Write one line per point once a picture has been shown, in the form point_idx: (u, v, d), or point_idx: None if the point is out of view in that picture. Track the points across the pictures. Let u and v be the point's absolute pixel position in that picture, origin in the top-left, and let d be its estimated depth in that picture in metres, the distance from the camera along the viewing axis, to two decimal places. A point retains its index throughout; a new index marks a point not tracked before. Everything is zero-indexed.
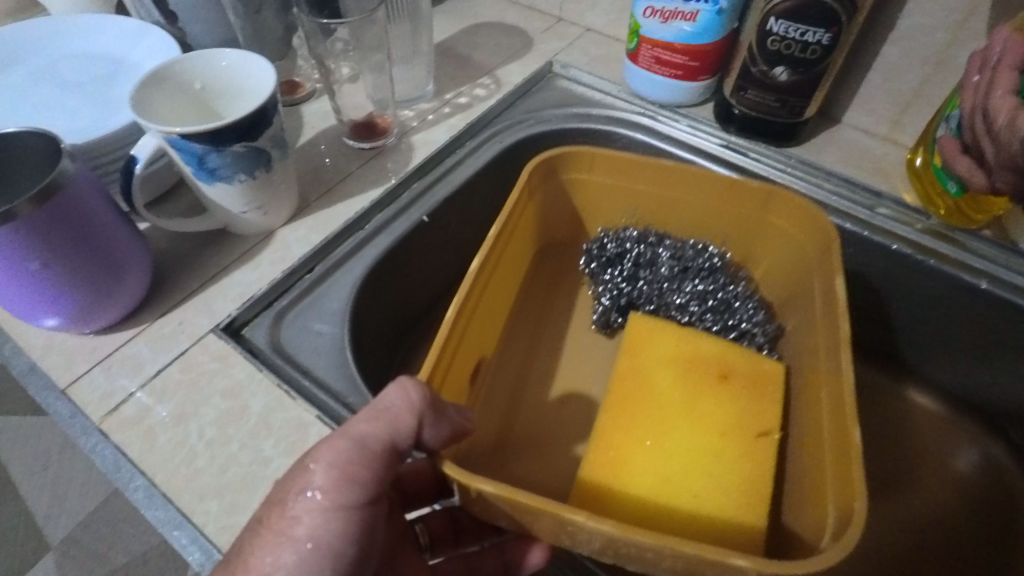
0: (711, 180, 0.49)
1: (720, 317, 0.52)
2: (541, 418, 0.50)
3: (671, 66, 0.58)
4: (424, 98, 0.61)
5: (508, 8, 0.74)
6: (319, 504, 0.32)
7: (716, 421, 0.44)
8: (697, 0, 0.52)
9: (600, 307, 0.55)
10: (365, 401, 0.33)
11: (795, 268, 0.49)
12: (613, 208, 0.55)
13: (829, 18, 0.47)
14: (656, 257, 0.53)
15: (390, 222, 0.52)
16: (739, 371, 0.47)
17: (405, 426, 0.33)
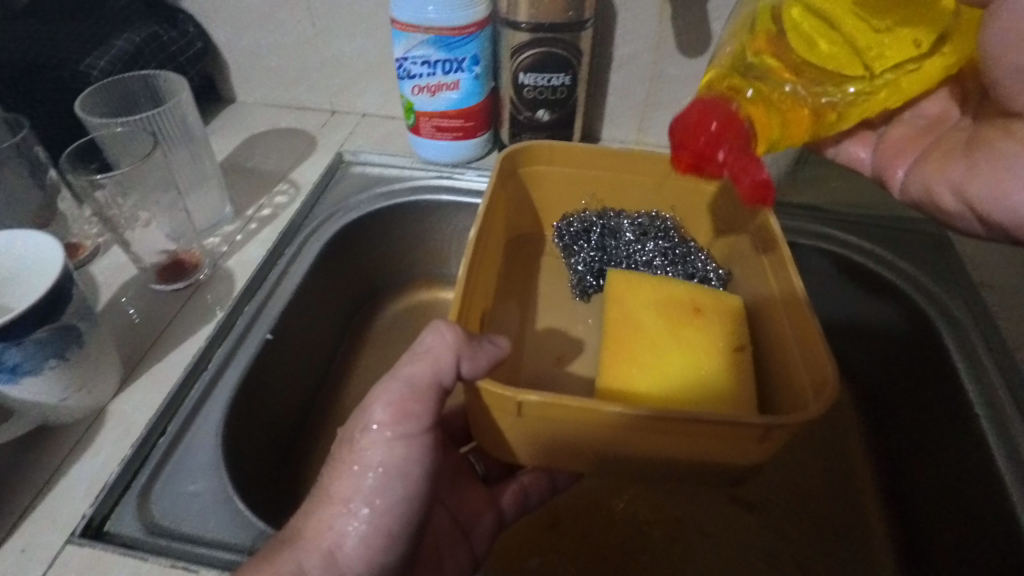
0: (656, 160, 0.56)
1: (680, 267, 0.57)
2: (540, 379, 0.53)
3: (451, 130, 0.63)
4: (225, 220, 0.59)
5: (280, 114, 0.75)
6: (385, 445, 0.36)
7: (698, 345, 0.48)
8: (455, 72, 0.58)
9: (577, 274, 0.59)
10: (410, 346, 0.37)
11: (732, 219, 0.56)
12: (571, 198, 0.60)
13: (564, 64, 0.56)
14: (619, 226, 0.58)
15: (233, 353, 0.50)
16: (707, 304, 0.51)
17: (447, 365, 0.36)
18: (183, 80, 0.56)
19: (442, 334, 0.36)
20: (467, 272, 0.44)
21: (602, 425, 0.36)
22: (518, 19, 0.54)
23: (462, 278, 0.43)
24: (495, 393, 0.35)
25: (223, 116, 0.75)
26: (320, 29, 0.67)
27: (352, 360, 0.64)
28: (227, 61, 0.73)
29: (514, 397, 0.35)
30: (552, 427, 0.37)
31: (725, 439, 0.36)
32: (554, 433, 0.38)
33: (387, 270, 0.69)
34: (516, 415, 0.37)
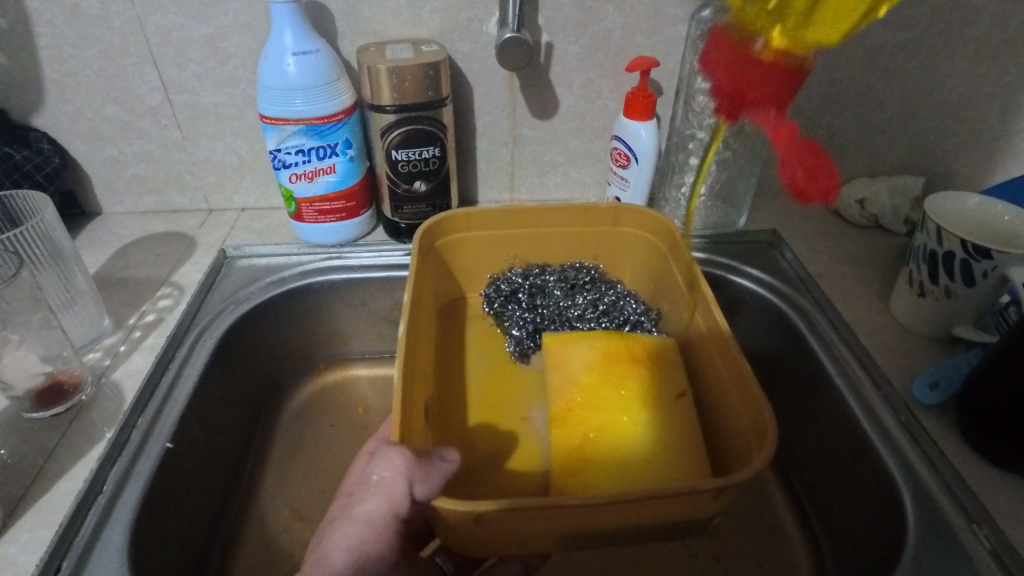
0: (568, 210, 0.62)
1: (612, 316, 0.62)
2: (499, 444, 0.56)
3: (334, 212, 0.65)
4: (104, 334, 0.57)
5: (152, 220, 0.73)
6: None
7: (640, 394, 0.53)
8: (329, 156, 0.61)
9: (514, 339, 0.63)
10: (365, 488, 0.38)
11: (653, 259, 0.64)
12: (497, 259, 0.66)
13: (432, 138, 0.61)
14: (545, 283, 0.64)
15: (129, 471, 0.47)
16: (643, 351, 0.57)
17: (399, 492, 0.37)
18: (44, 196, 0.54)
19: (393, 461, 0.38)
20: (403, 377, 0.46)
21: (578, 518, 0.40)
22: (382, 103, 0.58)
23: (398, 380, 0.45)
24: (452, 506, 0.39)
25: (89, 230, 0.72)
26: (187, 132, 0.68)
27: (262, 457, 0.62)
28: (88, 175, 0.71)
29: (475, 510, 0.38)
30: (521, 527, 0.40)
31: (679, 505, 0.40)
32: (521, 529, 0.40)
33: (286, 359, 0.68)
34: (475, 521, 0.40)
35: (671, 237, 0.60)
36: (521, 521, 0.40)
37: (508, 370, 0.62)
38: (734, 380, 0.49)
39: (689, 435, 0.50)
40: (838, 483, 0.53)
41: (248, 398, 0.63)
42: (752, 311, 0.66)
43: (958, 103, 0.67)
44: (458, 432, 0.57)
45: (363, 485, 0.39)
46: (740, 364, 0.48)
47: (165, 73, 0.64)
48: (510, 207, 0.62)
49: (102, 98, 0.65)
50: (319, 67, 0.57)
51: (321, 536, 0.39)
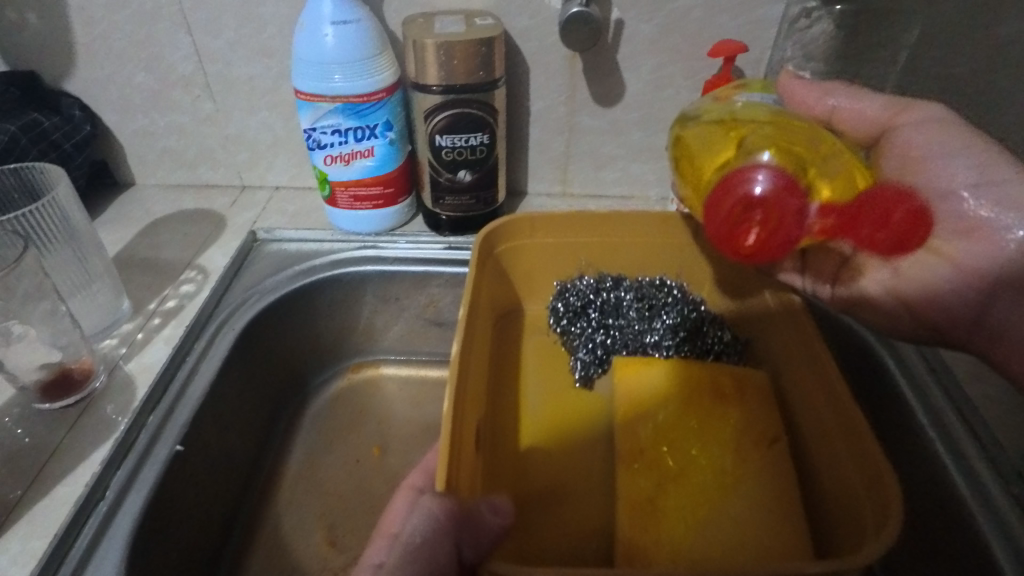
0: (644, 221, 0.56)
1: (694, 343, 0.53)
2: (555, 476, 0.49)
3: (370, 199, 0.60)
4: (122, 319, 0.54)
5: (183, 195, 0.70)
6: None
7: (729, 436, 0.46)
8: (367, 138, 0.56)
9: (579, 364, 0.54)
10: (397, 544, 0.34)
11: (737, 279, 0.57)
12: (565, 267, 0.59)
13: (480, 123, 0.55)
14: (619, 302, 0.55)
15: (133, 477, 0.43)
16: (732, 385, 0.49)
17: (444, 554, 0.33)
18: (61, 172, 0.51)
19: (426, 509, 0.34)
20: (453, 404, 0.41)
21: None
22: (428, 82, 0.52)
23: (448, 413, 0.40)
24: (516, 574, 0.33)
25: (119, 203, 0.69)
26: (220, 105, 0.64)
27: (281, 459, 0.58)
28: (119, 145, 0.68)
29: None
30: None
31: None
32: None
33: (311, 353, 0.64)
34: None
35: (767, 258, 0.53)
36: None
37: (573, 393, 0.55)
38: (846, 435, 0.42)
39: (784, 490, 0.43)
40: (916, 550, 0.46)
41: (269, 394, 0.59)
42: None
43: None
44: (515, 463, 0.50)
45: (398, 537, 0.34)
46: (858, 421, 0.41)
47: (198, 40, 0.59)
48: (582, 212, 0.56)
49: (133, 65, 0.61)
50: (360, 40, 0.51)
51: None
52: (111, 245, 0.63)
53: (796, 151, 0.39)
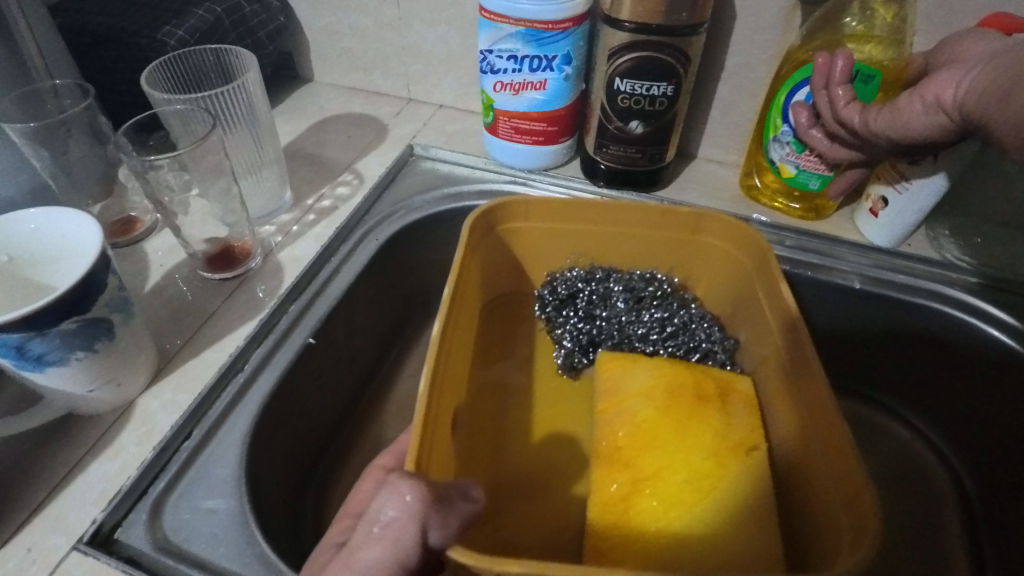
0: (642, 211, 0.50)
1: (679, 340, 0.51)
2: (530, 473, 0.48)
3: (530, 134, 0.57)
4: (282, 209, 0.57)
5: (353, 98, 0.71)
6: None
7: (708, 444, 0.43)
8: (542, 70, 0.52)
9: (562, 350, 0.53)
10: (362, 522, 0.30)
11: (731, 282, 0.51)
12: (557, 256, 0.54)
13: (667, 71, 0.49)
14: (609, 292, 0.52)
15: (269, 357, 0.46)
16: (713, 389, 0.46)
17: (410, 539, 0.29)
18: (252, 58, 0.53)
19: (405, 497, 0.30)
20: (428, 381, 0.38)
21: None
22: (621, 17, 0.48)
23: (422, 392, 0.37)
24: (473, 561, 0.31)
25: (295, 96, 0.72)
26: (403, 12, 0.63)
27: (397, 371, 0.60)
28: (305, 39, 0.70)
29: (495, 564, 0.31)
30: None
31: None
32: None
33: (443, 276, 0.64)
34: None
35: (762, 261, 0.47)
36: None
37: (555, 384, 0.53)
38: (825, 446, 0.38)
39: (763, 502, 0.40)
40: None
41: (398, 306, 0.61)
42: (998, 378, 0.50)
43: None
44: (488, 457, 0.48)
45: (363, 523, 0.30)
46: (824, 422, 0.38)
47: None
48: (574, 201, 0.50)
49: None
50: None
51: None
52: (284, 135, 0.66)
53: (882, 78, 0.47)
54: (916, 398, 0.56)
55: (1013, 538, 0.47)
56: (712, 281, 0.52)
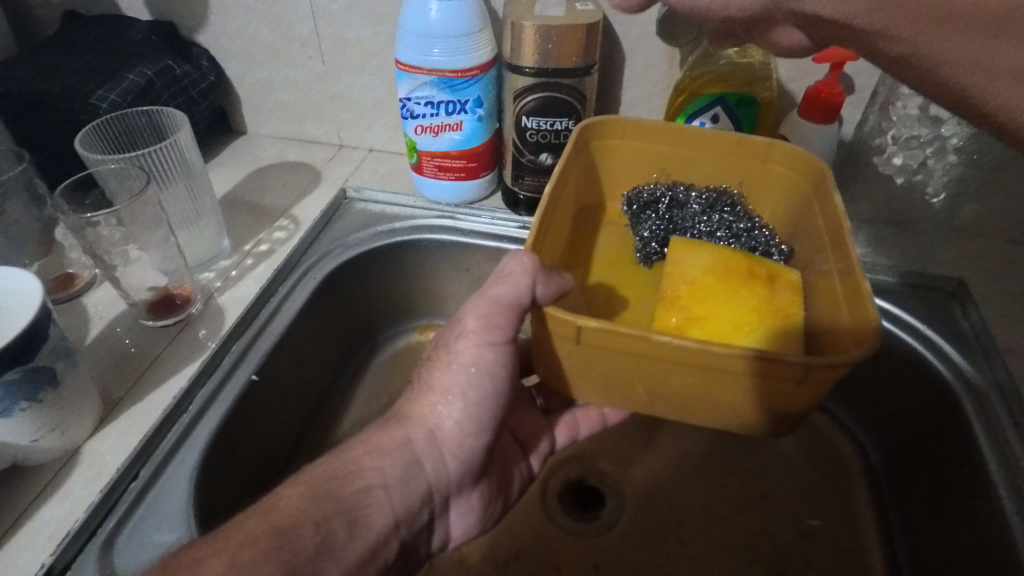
0: (717, 137, 0.53)
1: (744, 243, 0.52)
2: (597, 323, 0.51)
3: (454, 171, 0.62)
4: (222, 255, 0.60)
5: (288, 147, 0.75)
6: (471, 341, 0.43)
7: (761, 307, 0.45)
8: (458, 113, 0.58)
9: (641, 240, 0.55)
10: (494, 275, 0.42)
11: (790, 200, 0.53)
12: (642, 173, 0.57)
13: (568, 108, 0.55)
14: (686, 198, 0.54)
15: (214, 396, 0.48)
16: (767, 264, 0.48)
17: (523, 288, 0.40)
18: (182, 117, 0.56)
19: (525, 258, 0.41)
20: (539, 221, 0.45)
21: (656, 366, 0.39)
22: (522, 64, 0.53)
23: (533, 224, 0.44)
24: (559, 318, 0.39)
25: (232, 148, 0.75)
26: (329, 65, 0.68)
27: (346, 401, 0.63)
28: (238, 95, 0.74)
29: (575, 321, 0.38)
30: (611, 358, 0.40)
31: (757, 378, 0.38)
32: (612, 359, 0.40)
33: (384, 307, 0.68)
34: (575, 341, 0.40)
35: (819, 176, 0.49)
36: (609, 353, 0.40)
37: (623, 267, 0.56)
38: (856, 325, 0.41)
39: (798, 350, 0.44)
40: None
41: (341, 340, 0.64)
42: (880, 358, 0.56)
43: None
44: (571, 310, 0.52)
45: (496, 274, 0.42)
46: (859, 276, 0.42)
47: (317, 3, 0.63)
48: (662, 125, 0.53)
49: (258, 21, 0.66)
50: (462, 16, 0.53)
51: (448, 332, 0.45)
52: (222, 185, 0.69)
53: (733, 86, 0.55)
54: None
55: (910, 499, 0.53)
56: (771, 195, 0.54)
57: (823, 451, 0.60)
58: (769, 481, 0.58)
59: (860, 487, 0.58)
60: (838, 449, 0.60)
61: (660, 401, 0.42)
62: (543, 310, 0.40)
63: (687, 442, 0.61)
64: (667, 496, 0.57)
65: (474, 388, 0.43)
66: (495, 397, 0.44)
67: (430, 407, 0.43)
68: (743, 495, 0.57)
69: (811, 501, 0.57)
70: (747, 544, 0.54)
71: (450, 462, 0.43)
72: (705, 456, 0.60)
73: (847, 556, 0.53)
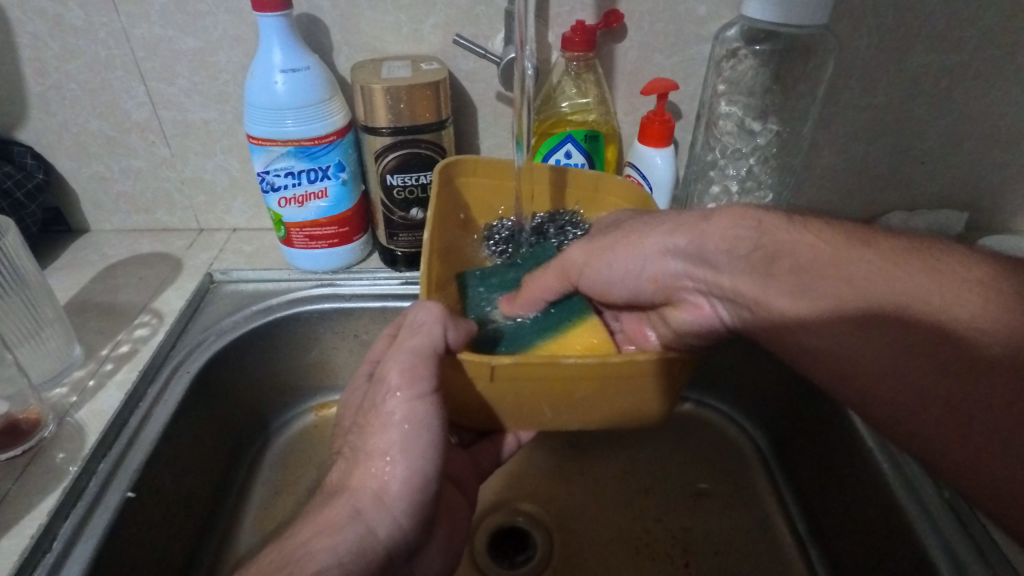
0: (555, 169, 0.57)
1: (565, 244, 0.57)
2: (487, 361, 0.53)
3: (325, 238, 0.61)
4: (74, 365, 0.54)
5: (140, 239, 0.70)
6: (401, 397, 0.39)
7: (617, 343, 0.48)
8: (320, 180, 0.57)
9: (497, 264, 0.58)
10: (405, 326, 0.42)
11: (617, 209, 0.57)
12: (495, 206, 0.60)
13: (430, 162, 0.57)
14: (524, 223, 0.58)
15: (83, 526, 0.43)
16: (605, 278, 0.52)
17: (437, 335, 0.40)
18: (8, 222, 0.51)
19: (431, 307, 0.42)
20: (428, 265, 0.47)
21: (564, 390, 0.41)
22: (377, 125, 0.54)
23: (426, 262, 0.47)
24: (474, 360, 0.40)
25: (72, 249, 0.69)
26: (176, 149, 0.65)
27: (244, 502, 0.59)
28: (74, 191, 0.68)
29: (490, 360, 0.39)
30: (524, 390, 0.42)
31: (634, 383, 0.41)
32: (524, 392, 0.42)
33: (271, 391, 0.64)
34: (490, 379, 0.41)
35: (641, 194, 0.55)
36: (515, 386, 0.41)
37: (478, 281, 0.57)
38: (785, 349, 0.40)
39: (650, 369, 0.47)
40: (859, 545, 0.49)
41: (228, 435, 0.59)
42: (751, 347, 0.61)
43: (1006, 132, 0.62)
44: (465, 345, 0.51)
45: (406, 328, 0.41)
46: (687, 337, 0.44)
47: (152, 88, 0.61)
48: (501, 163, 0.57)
49: (88, 113, 0.62)
50: (310, 85, 0.53)
51: (368, 395, 0.42)
52: (66, 290, 0.63)
53: (571, 122, 0.59)
54: (706, 381, 0.67)
55: (801, 469, 0.58)
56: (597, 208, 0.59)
57: (721, 444, 0.65)
58: (682, 483, 0.61)
59: (758, 471, 0.62)
60: (733, 440, 0.65)
61: (567, 421, 0.44)
62: (458, 357, 0.40)
63: (600, 464, 0.62)
64: (591, 523, 0.58)
65: (413, 443, 0.39)
66: (437, 446, 0.40)
67: (372, 470, 0.39)
68: (663, 505, 0.59)
69: (714, 486, 0.61)
70: (671, 550, 0.56)
71: (425, 535, 0.39)
72: (620, 474, 0.62)
73: (762, 535, 0.57)
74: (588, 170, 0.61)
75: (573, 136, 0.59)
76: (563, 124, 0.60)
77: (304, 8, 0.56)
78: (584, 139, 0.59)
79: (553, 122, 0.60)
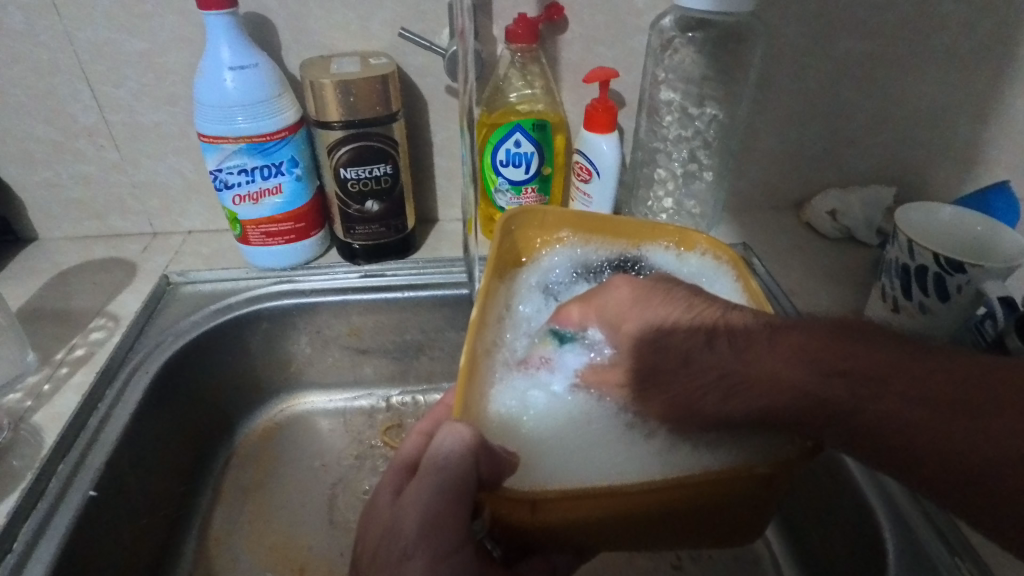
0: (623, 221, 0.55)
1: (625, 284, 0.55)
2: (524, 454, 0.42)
3: (282, 235, 0.62)
4: (29, 371, 0.53)
5: (91, 246, 0.69)
6: (421, 560, 0.32)
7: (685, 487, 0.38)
8: (274, 176, 0.58)
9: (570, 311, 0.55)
10: (427, 454, 0.34)
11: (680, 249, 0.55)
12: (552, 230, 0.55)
13: (383, 155, 0.58)
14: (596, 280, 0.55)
15: (44, 527, 0.42)
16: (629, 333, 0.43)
17: (466, 470, 0.33)
18: None
19: (458, 431, 0.34)
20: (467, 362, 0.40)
21: (624, 520, 0.35)
22: (329, 119, 0.55)
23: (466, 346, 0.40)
24: (514, 499, 0.33)
25: (20, 258, 0.67)
26: (126, 152, 0.64)
27: (210, 503, 0.59)
28: (20, 200, 0.67)
29: (534, 497, 0.33)
30: (579, 526, 0.35)
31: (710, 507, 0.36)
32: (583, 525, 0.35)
33: (234, 391, 0.64)
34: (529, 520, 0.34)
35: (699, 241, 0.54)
36: (571, 522, 0.35)
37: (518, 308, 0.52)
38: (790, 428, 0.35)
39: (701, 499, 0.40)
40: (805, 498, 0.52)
41: (192, 434, 0.59)
42: None
43: (925, 112, 0.67)
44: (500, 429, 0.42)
45: (425, 461, 0.34)
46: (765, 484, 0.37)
47: (100, 91, 0.61)
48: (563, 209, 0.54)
49: (34, 119, 0.62)
50: (260, 81, 0.54)
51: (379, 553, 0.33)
52: (14, 299, 0.62)
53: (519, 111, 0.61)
54: None
55: None
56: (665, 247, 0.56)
57: None
58: None
59: None
60: None
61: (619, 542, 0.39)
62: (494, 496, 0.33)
63: None
64: None
65: None
66: None
67: None
68: None
69: None
70: None
71: None
72: None
73: None
74: (537, 159, 0.62)
75: (522, 125, 0.60)
76: (510, 114, 0.61)
77: (251, 7, 0.57)
78: (533, 127, 0.61)
79: (500, 113, 0.61)
